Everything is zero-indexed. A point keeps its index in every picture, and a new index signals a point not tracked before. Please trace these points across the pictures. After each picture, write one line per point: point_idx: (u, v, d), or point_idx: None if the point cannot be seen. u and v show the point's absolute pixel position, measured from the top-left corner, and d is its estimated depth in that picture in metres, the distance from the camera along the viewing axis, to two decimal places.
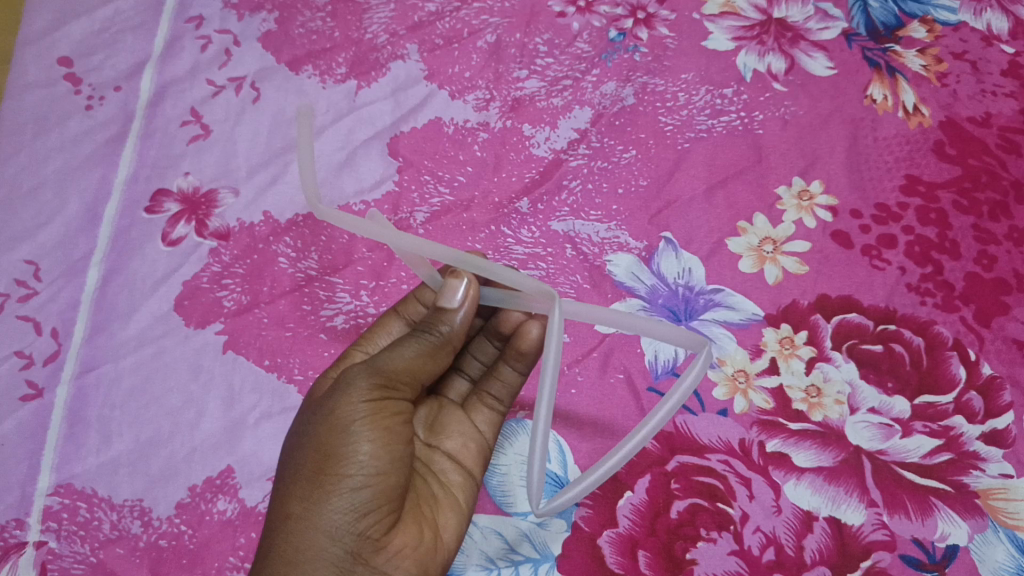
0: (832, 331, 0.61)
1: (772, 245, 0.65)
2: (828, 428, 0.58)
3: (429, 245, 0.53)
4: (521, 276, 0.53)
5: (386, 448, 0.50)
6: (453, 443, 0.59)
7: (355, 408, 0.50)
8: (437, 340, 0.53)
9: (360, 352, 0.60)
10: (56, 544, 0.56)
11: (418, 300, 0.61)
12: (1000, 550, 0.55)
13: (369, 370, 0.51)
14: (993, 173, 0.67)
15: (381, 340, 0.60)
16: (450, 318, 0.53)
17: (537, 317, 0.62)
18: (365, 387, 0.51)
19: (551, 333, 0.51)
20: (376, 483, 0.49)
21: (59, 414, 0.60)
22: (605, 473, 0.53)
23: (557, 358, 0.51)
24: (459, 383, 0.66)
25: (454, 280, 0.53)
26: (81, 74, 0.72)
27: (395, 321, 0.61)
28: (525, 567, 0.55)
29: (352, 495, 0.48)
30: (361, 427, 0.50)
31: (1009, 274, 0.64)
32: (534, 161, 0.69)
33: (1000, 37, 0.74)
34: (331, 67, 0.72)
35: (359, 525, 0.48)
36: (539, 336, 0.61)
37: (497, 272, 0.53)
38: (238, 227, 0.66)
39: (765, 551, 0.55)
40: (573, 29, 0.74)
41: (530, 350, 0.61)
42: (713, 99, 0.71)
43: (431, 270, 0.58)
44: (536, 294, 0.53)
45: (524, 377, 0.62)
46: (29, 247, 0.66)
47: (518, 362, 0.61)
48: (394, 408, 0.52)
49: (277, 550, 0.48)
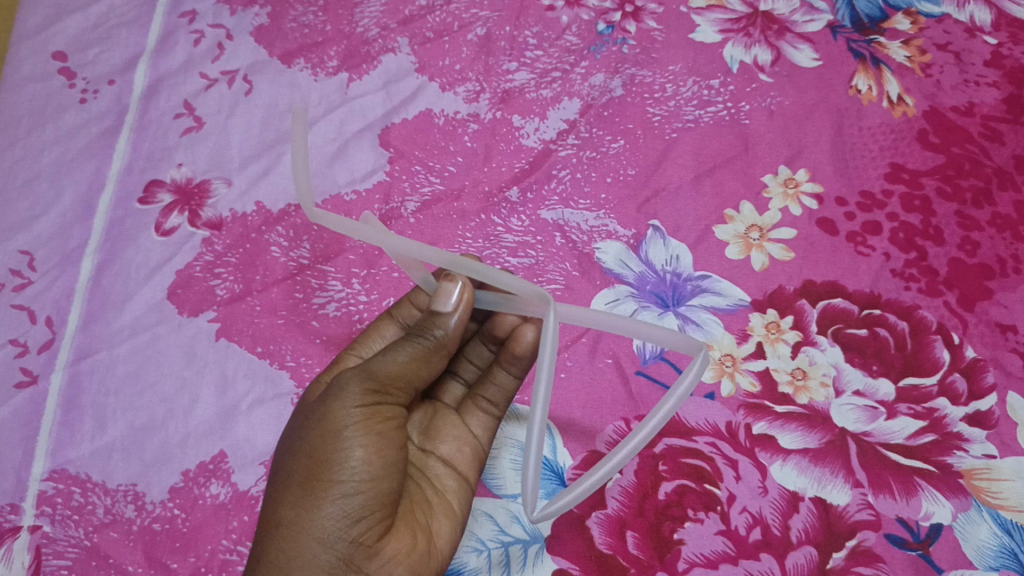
0: (817, 316, 0.62)
1: (759, 232, 0.66)
2: (813, 410, 0.59)
3: (426, 249, 0.53)
4: (514, 279, 0.54)
5: (379, 454, 0.51)
6: (448, 447, 0.60)
7: (348, 413, 0.51)
8: (431, 343, 0.54)
9: (354, 356, 0.60)
10: (50, 528, 0.56)
11: (413, 303, 0.62)
12: (984, 529, 0.55)
13: (363, 375, 0.52)
14: (976, 160, 0.68)
15: (375, 344, 0.61)
16: (444, 321, 0.54)
17: (531, 321, 0.61)
18: (358, 393, 0.51)
19: (546, 336, 0.51)
20: (369, 489, 0.50)
21: (55, 399, 0.60)
22: (601, 477, 0.53)
23: (553, 360, 0.51)
24: (454, 386, 0.66)
25: (449, 283, 0.54)
26: (76, 68, 0.73)
27: (390, 325, 0.62)
28: (515, 548, 0.56)
29: (345, 501, 0.49)
30: (354, 433, 0.50)
31: (992, 259, 0.64)
32: (524, 151, 0.70)
33: (984, 28, 0.75)
34: (323, 60, 0.73)
35: (351, 531, 0.49)
36: (533, 340, 0.61)
37: (492, 276, 0.53)
38: (230, 217, 0.67)
39: (752, 531, 0.55)
40: (562, 22, 0.75)
41: (524, 354, 0.61)
42: (701, 90, 0.72)
43: (426, 273, 0.58)
44: (530, 297, 0.54)
45: (519, 381, 0.62)
46: (25, 237, 0.66)
47: (512, 366, 0.61)
48: (387, 413, 0.53)
49: (268, 558, 0.48)
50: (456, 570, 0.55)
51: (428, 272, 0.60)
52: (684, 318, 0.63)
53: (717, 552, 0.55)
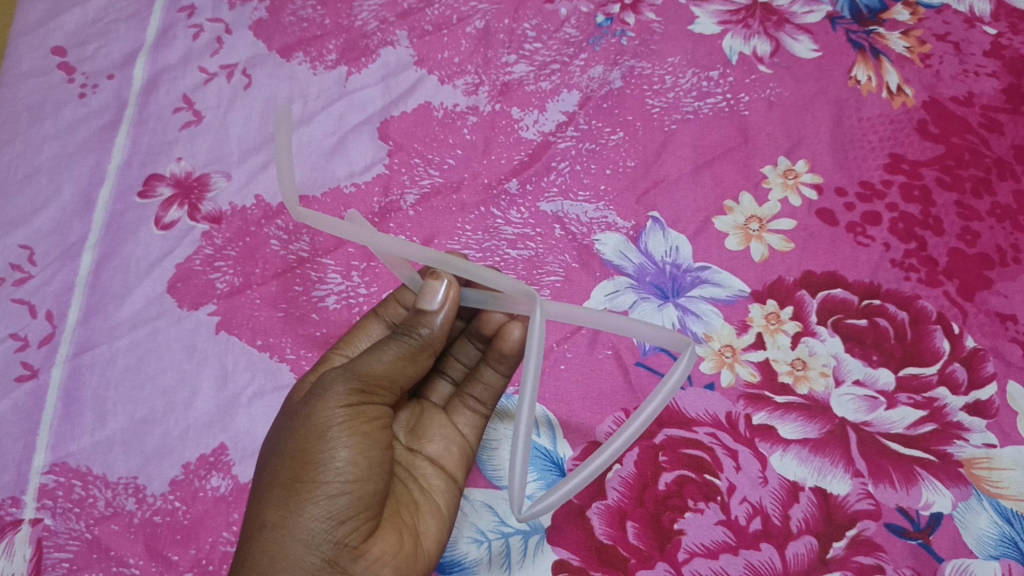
0: (817, 306, 0.62)
1: (758, 223, 0.66)
2: (813, 401, 0.59)
3: (411, 246, 0.52)
4: (501, 277, 0.53)
5: (364, 454, 0.50)
6: (435, 446, 0.60)
7: (333, 413, 0.50)
8: (417, 342, 0.53)
9: (341, 355, 0.60)
10: (51, 521, 0.56)
11: (399, 302, 0.61)
12: (984, 518, 0.55)
13: (348, 374, 0.52)
14: (976, 150, 0.68)
15: (361, 343, 0.61)
16: (430, 320, 0.53)
17: (518, 318, 0.61)
18: (343, 392, 0.51)
19: (532, 335, 0.52)
20: (354, 490, 0.49)
21: (55, 393, 0.60)
22: (599, 466, 0.52)
23: (540, 358, 0.51)
24: (442, 385, 0.66)
25: (435, 282, 0.53)
26: (75, 63, 0.73)
27: (376, 324, 0.61)
28: (514, 539, 0.56)
29: (329, 502, 0.49)
30: (338, 433, 0.50)
31: (992, 249, 0.64)
32: (523, 143, 0.70)
33: (983, 19, 0.75)
34: (322, 54, 0.73)
35: (336, 533, 0.49)
36: (521, 338, 0.60)
37: (478, 273, 0.52)
38: (230, 210, 0.67)
39: (751, 521, 0.55)
40: (561, 15, 0.75)
41: (512, 352, 0.60)
42: (700, 81, 0.72)
43: (412, 271, 0.58)
44: (517, 295, 0.54)
45: (507, 380, 0.62)
46: (24, 232, 0.66)
47: (499, 364, 0.61)
48: (372, 412, 0.53)
49: (253, 560, 0.48)
50: (456, 562, 0.55)
51: (415, 270, 0.60)
52: (684, 309, 0.62)
53: (717, 542, 0.55)
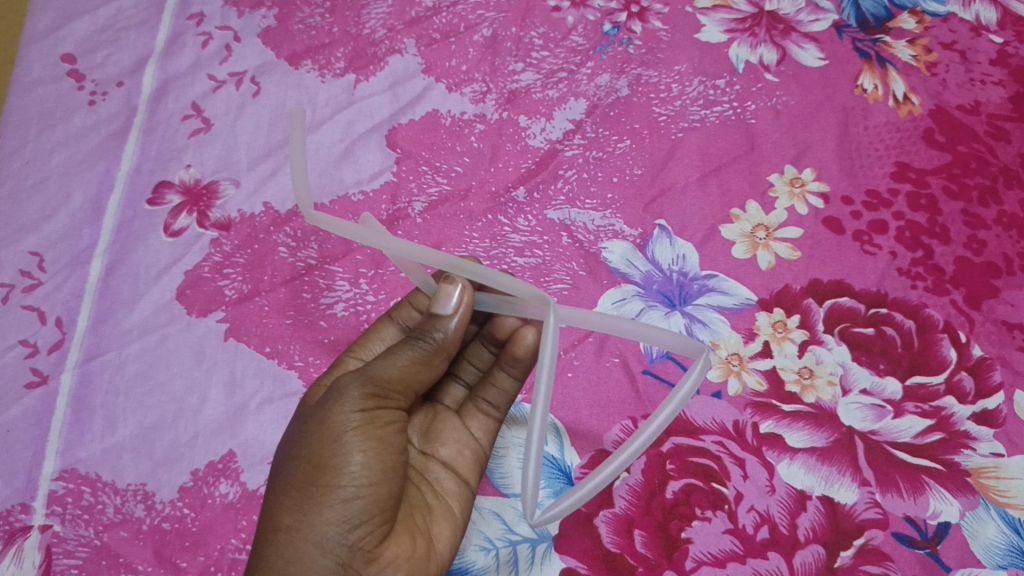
0: (824, 315, 0.62)
1: (764, 231, 0.66)
2: (820, 409, 0.59)
3: (424, 250, 0.52)
4: (514, 280, 0.54)
5: (378, 459, 0.51)
6: (448, 450, 0.60)
7: (347, 417, 0.50)
8: (431, 346, 0.53)
9: (355, 359, 0.60)
10: (61, 528, 0.57)
11: (412, 305, 0.62)
12: (991, 527, 0.55)
13: (362, 379, 0.52)
14: (982, 159, 0.68)
15: (375, 347, 0.61)
16: (443, 324, 0.53)
17: (532, 323, 0.62)
18: (358, 397, 0.51)
19: (546, 341, 0.51)
20: (368, 493, 0.50)
21: (65, 399, 0.61)
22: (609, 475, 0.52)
23: (552, 366, 0.51)
24: (455, 389, 0.66)
25: (448, 285, 0.53)
26: (84, 71, 0.74)
27: (389, 326, 0.62)
28: (523, 547, 0.56)
29: (343, 506, 0.49)
30: (353, 437, 0.50)
31: (998, 258, 0.64)
32: (531, 151, 0.70)
33: (989, 27, 0.75)
34: (330, 62, 0.74)
35: (350, 536, 0.49)
36: (534, 342, 0.61)
37: (492, 277, 0.53)
38: (238, 218, 0.68)
39: (759, 529, 0.55)
40: (568, 23, 0.76)
41: (525, 356, 0.61)
42: (707, 90, 0.72)
43: (425, 275, 0.59)
44: (531, 300, 0.53)
45: (520, 384, 0.62)
46: (34, 238, 0.67)
47: (513, 368, 0.61)
48: (386, 417, 0.53)
49: (267, 562, 0.48)
50: (464, 569, 0.55)
51: (427, 274, 0.60)
52: (691, 317, 0.63)
53: (725, 551, 0.55)
